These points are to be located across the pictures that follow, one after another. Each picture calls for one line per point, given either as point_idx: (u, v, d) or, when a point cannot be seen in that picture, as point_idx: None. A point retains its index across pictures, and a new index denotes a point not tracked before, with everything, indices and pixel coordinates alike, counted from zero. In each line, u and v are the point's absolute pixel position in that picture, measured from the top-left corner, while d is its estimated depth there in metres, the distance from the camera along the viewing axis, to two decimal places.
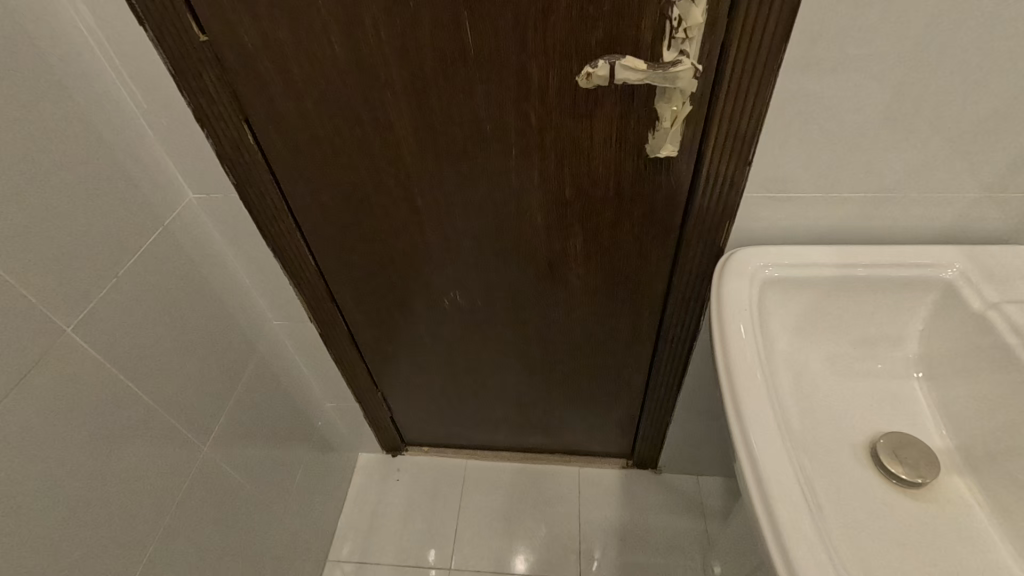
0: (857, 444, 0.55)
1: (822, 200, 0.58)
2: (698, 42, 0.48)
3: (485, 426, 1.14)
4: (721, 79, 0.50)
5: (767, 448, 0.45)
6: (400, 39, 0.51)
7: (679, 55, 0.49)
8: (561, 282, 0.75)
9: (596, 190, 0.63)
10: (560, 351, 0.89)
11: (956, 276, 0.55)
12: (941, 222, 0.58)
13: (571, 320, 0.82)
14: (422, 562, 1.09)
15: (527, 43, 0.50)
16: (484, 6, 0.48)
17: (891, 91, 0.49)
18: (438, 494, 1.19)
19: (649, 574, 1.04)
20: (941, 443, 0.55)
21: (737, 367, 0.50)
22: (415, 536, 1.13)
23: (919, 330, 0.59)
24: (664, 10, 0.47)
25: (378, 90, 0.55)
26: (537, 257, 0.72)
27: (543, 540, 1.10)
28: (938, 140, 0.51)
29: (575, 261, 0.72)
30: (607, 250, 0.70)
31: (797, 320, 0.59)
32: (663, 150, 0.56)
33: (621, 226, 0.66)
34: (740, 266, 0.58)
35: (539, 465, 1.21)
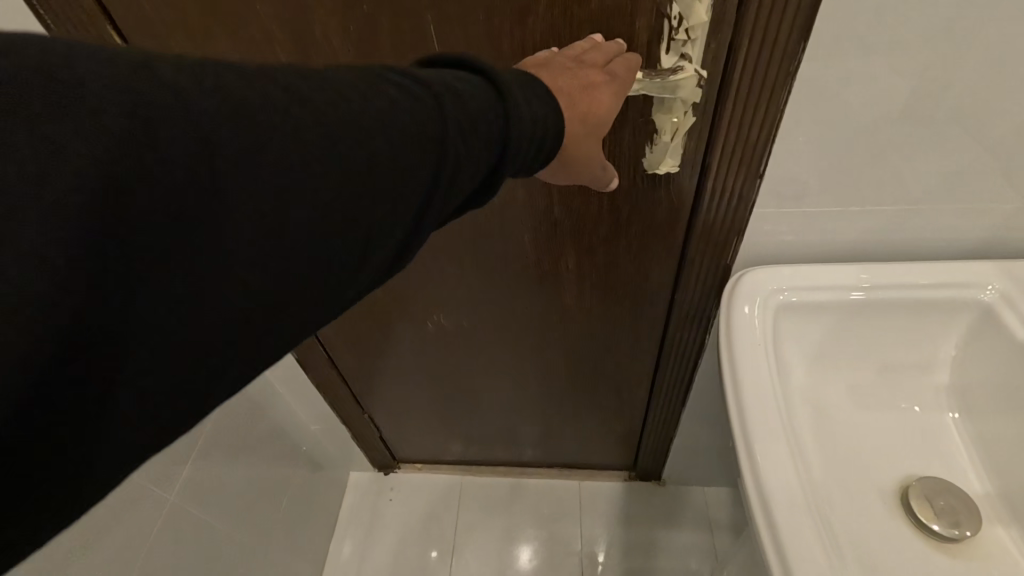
0: (889, 487, 0.55)
1: (844, 214, 0.59)
2: (701, 42, 0.47)
3: (488, 438, 1.22)
4: (727, 86, 0.50)
5: (777, 487, 0.50)
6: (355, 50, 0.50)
7: (680, 60, 0.48)
8: (558, 298, 0.79)
9: (590, 204, 0.64)
10: (571, 359, 0.93)
11: (996, 298, 0.55)
12: (975, 235, 0.59)
13: (574, 328, 0.85)
14: (426, 562, 1.22)
15: (502, 49, 0.49)
16: (448, 11, 0.47)
17: (916, 89, 0.48)
18: (433, 509, 1.30)
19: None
20: (979, 489, 0.54)
21: (747, 403, 0.55)
22: (415, 544, 1.24)
23: (950, 356, 0.58)
24: (661, 9, 0.46)
25: None
26: (567, 277, 0.75)
27: (543, 546, 1.21)
28: (975, 146, 0.52)
29: (609, 281, 0.75)
30: (606, 266, 0.72)
31: (814, 347, 0.60)
32: (662, 165, 0.57)
33: (618, 239, 0.68)
34: (759, 299, 0.60)
35: (536, 479, 1.31)
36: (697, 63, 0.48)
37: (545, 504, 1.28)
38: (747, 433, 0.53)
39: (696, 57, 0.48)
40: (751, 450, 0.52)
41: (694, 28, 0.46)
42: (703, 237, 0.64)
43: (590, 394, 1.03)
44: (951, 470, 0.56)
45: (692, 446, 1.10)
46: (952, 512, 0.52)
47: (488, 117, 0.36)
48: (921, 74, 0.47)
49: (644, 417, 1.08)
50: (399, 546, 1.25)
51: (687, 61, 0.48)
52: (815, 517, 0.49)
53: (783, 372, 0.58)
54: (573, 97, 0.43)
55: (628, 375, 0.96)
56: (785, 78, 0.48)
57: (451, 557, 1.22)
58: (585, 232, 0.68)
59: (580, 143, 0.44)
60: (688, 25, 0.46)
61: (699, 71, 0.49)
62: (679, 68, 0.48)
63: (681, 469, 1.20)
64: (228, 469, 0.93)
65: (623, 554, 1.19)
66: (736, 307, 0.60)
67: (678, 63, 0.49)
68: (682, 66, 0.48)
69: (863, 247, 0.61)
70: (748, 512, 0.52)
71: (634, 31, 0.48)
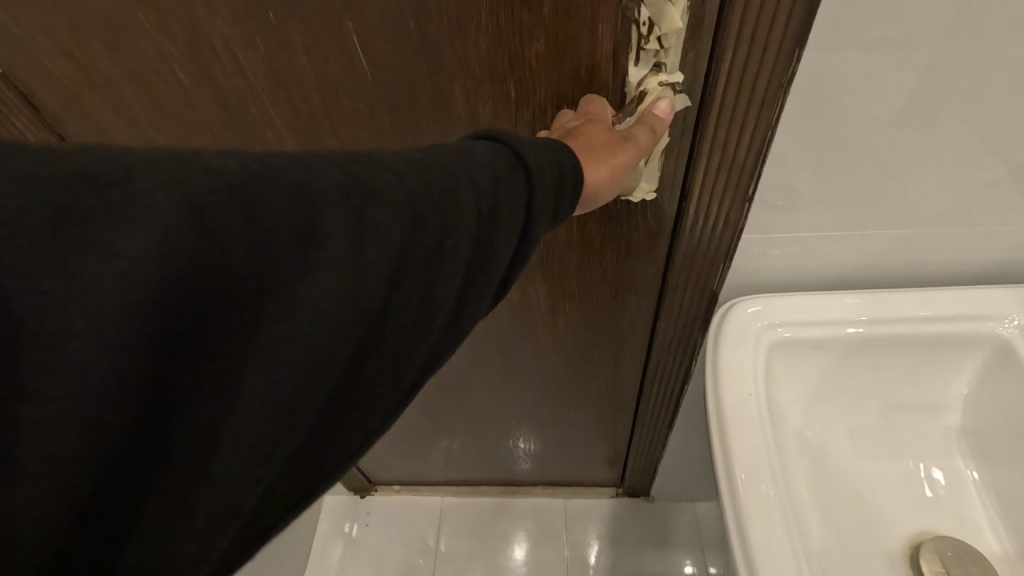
0: (895, 545, 0.49)
1: (844, 238, 0.52)
2: (677, 52, 0.41)
3: (467, 459, 1.16)
4: (709, 100, 0.43)
5: (769, 554, 0.44)
6: (270, 66, 0.45)
7: (653, 71, 0.43)
8: (529, 326, 0.73)
9: (560, 231, 0.57)
10: (550, 383, 0.87)
11: (1015, 332, 0.49)
12: (989, 259, 0.52)
13: (549, 354, 0.79)
14: (413, 565, 1.19)
15: (439, 57, 0.43)
16: (371, 18, 0.41)
17: (925, 99, 0.42)
18: (415, 524, 1.25)
19: None
20: (997, 549, 0.48)
21: (735, 453, 0.48)
22: (398, 557, 1.20)
23: (963, 395, 0.52)
24: (627, 12, 0.40)
25: (257, 130, 0.50)
26: (538, 305, 0.68)
27: (532, 558, 1.17)
28: (992, 161, 0.45)
29: (586, 307, 0.68)
30: (580, 294, 0.66)
31: (812, 389, 0.53)
32: (638, 191, 0.50)
33: (592, 266, 0.61)
34: (750, 336, 0.53)
35: (519, 497, 1.26)
36: (666, 80, 0.42)
37: (531, 525, 1.22)
38: (734, 487, 0.47)
39: (671, 70, 0.42)
40: (739, 506, 0.46)
41: (666, 38, 0.40)
42: (686, 264, 0.57)
43: (572, 417, 0.96)
44: (965, 526, 0.50)
45: (682, 465, 1.04)
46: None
47: (498, 159, 0.34)
48: (932, 85, 0.41)
49: (631, 437, 1.02)
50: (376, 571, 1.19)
51: (657, 76, 0.43)
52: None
53: (777, 416, 0.52)
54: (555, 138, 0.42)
55: (612, 398, 0.89)
56: (777, 91, 0.41)
57: (438, 561, 1.19)
58: (556, 257, 0.61)
59: (604, 139, 0.41)
60: (658, 34, 0.40)
61: (673, 88, 0.43)
62: (643, 91, 0.43)
63: (672, 487, 1.14)
64: None
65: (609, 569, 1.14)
66: (723, 343, 0.53)
67: (644, 80, 0.43)
68: (647, 87, 0.43)
69: (865, 274, 0.55)
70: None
71: (599, 37, 0.42)
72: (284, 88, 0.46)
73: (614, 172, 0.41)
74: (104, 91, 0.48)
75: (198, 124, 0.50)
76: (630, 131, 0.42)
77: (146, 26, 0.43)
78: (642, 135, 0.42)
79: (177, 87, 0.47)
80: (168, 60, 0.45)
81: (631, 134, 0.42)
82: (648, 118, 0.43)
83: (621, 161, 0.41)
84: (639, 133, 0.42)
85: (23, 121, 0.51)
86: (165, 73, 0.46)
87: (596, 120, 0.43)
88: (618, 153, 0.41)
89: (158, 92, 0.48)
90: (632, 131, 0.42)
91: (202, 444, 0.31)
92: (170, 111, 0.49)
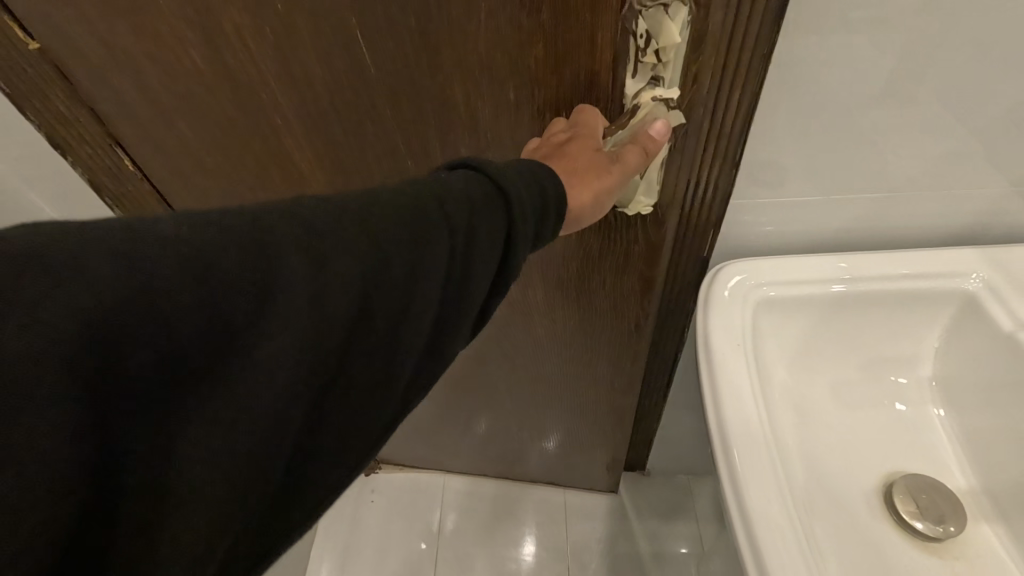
0: (872, 486, 0.53)
1: (825, 203, 0.56)
2: (673, 66, 0.43)
3: (466, 450, 1.18)
4: (699, 100, 0.46)
5: (756, 498, 0.48)
6: (278, 50, 0.47)
7: (649, 83, 0.45)
8: (529, 324, 0.77)
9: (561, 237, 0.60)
10: (551, 382, 0.89)
11: (980, 287, 0.53)
12: (959, 222, 0.57)
13: (549, 352, 0.82)
14: (413, 550, 1.21)
15: (440, 49, 0.45)
16: (371, 13, 0.44)
17: (898, 71, 0.45)
18: (417, 506, 1.28)
19: (638, 559, 1.16)
20: (966, 485, 0.53)
21: (725, 405, 0.52)
22: (402, 538, 1.23)
23: (934, 348, 0.56)
24: (625, 24, 0.42)
25: (268, 113, 0.53)
26: (538, 304, 0.72)
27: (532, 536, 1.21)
28: (960, 128, 0.49)
29: (583, 305, 0.70)
30: (578, 298, 0.70)
31: (797, 345, 0.57)
32: (635, 204, 0.53)
33: (590, 270, 0.64)
34: (738, 296, 0.57)
35: (521, 487, 1.29)
36: (662, 96, 0.45)
37: (531, 521, 1.23)
38: (728, 452, 0.50)
39: (667, 82, 0.44)
40: (733, 469, 0.49)
41: (663, 52, 0.42)
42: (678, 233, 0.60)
43: (573, 417, 0.99)
44: (938, 467, 0.54)
45: (677, 438, 1.08)
46: (936, 509, 0.51)
47: (478, 189, 0.36)
48: (905, 56, 0.45)
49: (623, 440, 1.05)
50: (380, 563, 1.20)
51: (654, 89, 0.45)
52: (797, 535, 0.46)
53: (764, 373, 0.55)
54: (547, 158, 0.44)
55: (611, 401, 0.91)
56: (758, 61, 0.45)
57: (439, 547, 1.21)
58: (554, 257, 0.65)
59: (593, 162, 0.44)
60: (655, 46, 0.42)
61: (666, 101, 0.45)
62: (639, 103, 0.45)
63: (668, 462, 1.18)
64: None
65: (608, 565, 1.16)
66: (713, 305, 0.57)
67: (641, 93, 0.45)
68: (643, 99, 0.45)
69: (844, 237, 0.59)
70: (733, 535, 0.49)
71: (597, 45, 0.43)
72: (292, 70, 0.49)
73: (596, 197, 0.44)
74: (128, 70, 0.51)
75: (214, 105, 0.53)
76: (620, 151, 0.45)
77: (166, 9, 0.46)
78: (632, 157, 0.45)
79: (193, 67, 0.50)
80: (185, 42, 0.48)
81: (621, 157, 0.45)
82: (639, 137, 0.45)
83: (607, 184, 0.44)
84: (628, 154, 0.45)
85: (60, 97, 0.54)
86: (186, 58, 0.49)
87: (589, 136, 0.45)
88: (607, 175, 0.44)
89: (180, 77, 0.51)
90: (623, 151, 0.45)
91: (174, 490, 0.31)
92: (187, 91, 0.52)
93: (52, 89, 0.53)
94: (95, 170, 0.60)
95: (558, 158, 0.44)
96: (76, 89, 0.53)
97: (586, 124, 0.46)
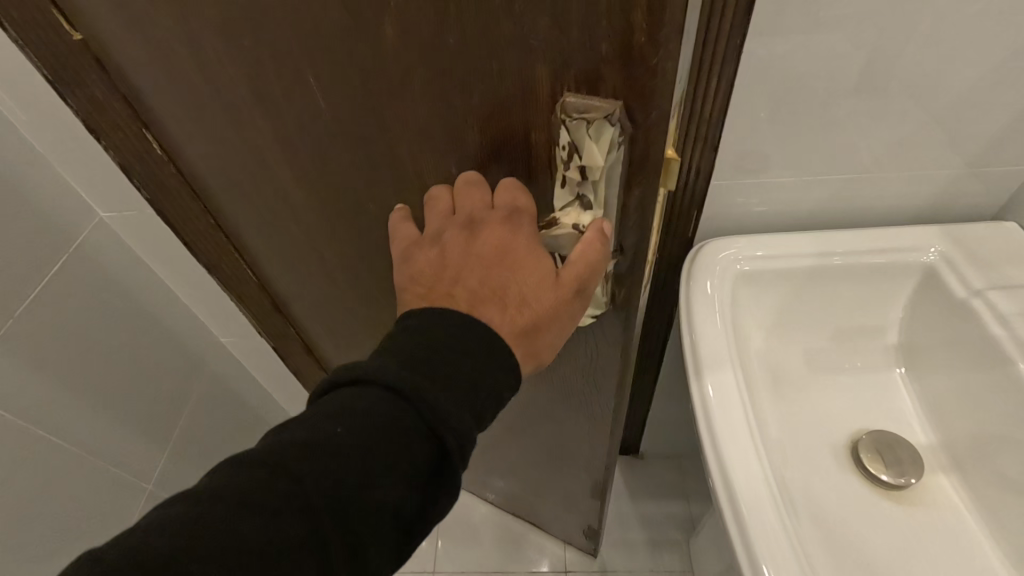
0: (840, 442, 0.58)
1: (798, 183, 0.61)
2: (601, 183, 0.39)
3: None
4: (633, 209, 0.42)
5: (735, 455, 0.52)
6: (252, 92, 0.43)
7: (577, 197, 0.41)
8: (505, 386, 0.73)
9: None
10: (535, 439, 0.86)
11: (937, 259, 0.58)
12: (922, 201, 0.62)
13: (529, 413, 0.79)
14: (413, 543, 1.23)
15: (386, 115, 0.40)
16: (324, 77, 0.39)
17: (862, 61, 0.50)
18: None
19: (633, 540, 1.18)
20: (924, 440, 0.59)
21: (705, 369, 0.57)
22: None
23: (899, 318, 0.62)
24: (551, 134, 0.38)
25: (261, 142, 0.49)
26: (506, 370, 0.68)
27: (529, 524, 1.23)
28: (919, 111, 0.54)
29: (551, 369, 0.65)
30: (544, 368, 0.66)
31: (773, 315, 0.62)
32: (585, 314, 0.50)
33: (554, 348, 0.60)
34: (718, 269, 0.61)
35: (518, 554, 1.20)
36: (578, 223, 0.41)
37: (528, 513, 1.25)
38: (707, 409, 0.55)
39: (593, 201, 0.40)
40: (711, 425, 0.54)
41: (590, 172, 0.38)
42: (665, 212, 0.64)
43: (558, 478, 0.94)
44: (901, 426, 0.60)
45: (669, 419, 1.12)
46: (899, 464, 0.56)
47: (381, 406, 0.34)
48: (871, 45, 0.49)
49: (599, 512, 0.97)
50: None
51: (581, 205, 0.41)
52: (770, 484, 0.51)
53: (742, 339, 0.60)
54: (493, 308, 0.39)
55: (593, 477, 0.85)
56: (732, 52, 0.49)
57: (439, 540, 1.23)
58: None
59: (547, 298, 0.40)
60: (581, 163, 0.38)
61: (578, 229, 0.42)
62: (565, 218, 0.41)
63: (660, 445, 1.22)
64: (199, 455, 0.95)
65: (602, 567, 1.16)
66: (696, 279, 0.61)
67: (567, 208, 0.41)
68: (569, 214, 0.41)
69: (817, 216, 0.64)
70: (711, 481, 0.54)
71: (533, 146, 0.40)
72: (270, 110, 0.45)
73: (554, 336, 0.41)
74: (145, 76, 0.48)
75: (218, 125, 0.49)
76: (579, 253, 0.40)
77: (157, 32, 0.42)
78: (595, 263, 0.40)
79: (194, 87, 0.46)
80: (182, 67, 0.44)
81: (580, 279, 0.40)
82: (599, 240, 0.40)
83: (557, 312, 0.41)
84: (589, 255, 0.40)
85: (98, 85, 0.52)
86: (187, 76, 0.45)
87: (537, 258, 0.40)
88: (568, 303, 0.41)
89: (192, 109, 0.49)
90: (581, 250, 0.40)
91: None
92: (194, 105, 0.48)
93: (91, 77, 0.51)
94: (123, 153, 0.60)
95: (508, 308, 0.39)
96: (111, 80, 0.51)
97: (524, 240, 0.41)
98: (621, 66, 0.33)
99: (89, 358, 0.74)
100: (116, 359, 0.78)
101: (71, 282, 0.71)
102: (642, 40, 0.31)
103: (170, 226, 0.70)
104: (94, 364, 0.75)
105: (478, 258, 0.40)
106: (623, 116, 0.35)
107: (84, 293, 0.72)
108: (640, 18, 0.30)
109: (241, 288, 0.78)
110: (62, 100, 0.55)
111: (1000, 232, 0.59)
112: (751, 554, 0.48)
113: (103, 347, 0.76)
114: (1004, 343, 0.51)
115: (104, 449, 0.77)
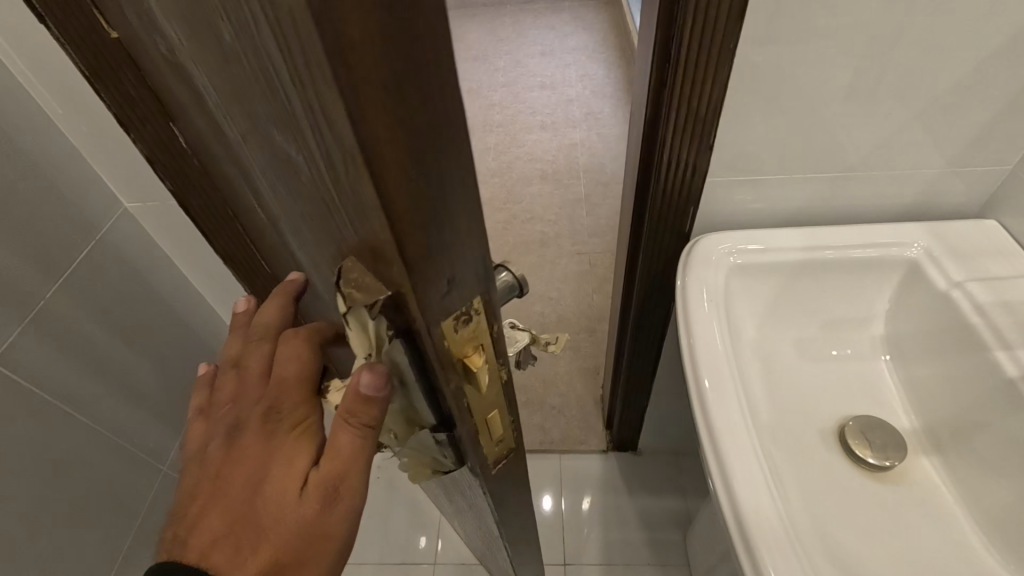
0: (829, 427, 0.61)
1: (789, 180, 0.64)
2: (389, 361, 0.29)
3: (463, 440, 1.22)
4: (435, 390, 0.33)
5: (731, 442, 0.53)
6: (206, 121, 0.41)
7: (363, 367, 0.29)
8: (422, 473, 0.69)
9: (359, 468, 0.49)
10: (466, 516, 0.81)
11: (921, 254, 0.62)
12: (906, 198, 0.65)
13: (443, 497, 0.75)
14: (412, 543, 1.23)
15: (265, 184, 0.34)
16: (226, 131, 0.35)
17: (852, 66, 0.54)
18: (416, 496, 1.30)
19: (631, 536, 1.19)
20: (908, 425, 0.62)
21: (701, 357, 0.59)
22: (403, 527, 1.26)
23: (885, 310, 0.65)
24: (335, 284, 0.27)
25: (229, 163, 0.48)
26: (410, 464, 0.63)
27: None
28: (905, 112, 0.57)
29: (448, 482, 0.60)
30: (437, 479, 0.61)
31: (764, 307, 0.65)
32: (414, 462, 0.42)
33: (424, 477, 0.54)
34: (712, 260, 0.64)
35: None
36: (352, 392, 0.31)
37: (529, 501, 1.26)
38: (700, 392, 0.57)
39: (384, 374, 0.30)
40: (706, 412, 0.55)
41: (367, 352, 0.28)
42: (662, 209, 0.67)
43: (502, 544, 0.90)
44: (887, 412, 0.62)
45: (666, 416, 1.14)
46: (884, 446, 0.58)
47: None
48: (856, 47, 0.52)
49: None
50: (382, 548, 1.24)
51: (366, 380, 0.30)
52: (764, 468, 0.52)
53: (734, 328, 0.63)
54: (229, 546, 0.31)
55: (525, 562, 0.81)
56: (726, 56, 0.52)
57: (439, 539, 1.23)
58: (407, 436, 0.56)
59: (293, 516, 0.32)
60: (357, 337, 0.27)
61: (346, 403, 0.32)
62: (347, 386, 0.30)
63: (658, 441, 1.25)
64: None
65: (602, 561, 1.17)
66: (693, 271, 0.64)
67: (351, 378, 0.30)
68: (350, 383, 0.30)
69: (807, 212, 0.67)
70: (704, 461, 0.55)
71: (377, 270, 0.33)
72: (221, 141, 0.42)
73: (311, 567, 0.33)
74: (160, 75, 0.50)
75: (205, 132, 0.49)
76: (331, 450, 0.32)
77: (151, 43, 0.43)
78: (348, 462, 0.32)
79: (181, 96, 0.46)
80: (172, 77, 0.44)
81: (335, 480, 0.32)
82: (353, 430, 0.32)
83: (316, 529, 0.33)
84: (342, 455, 0.32)
85: (129, 79, 0.55)
86: (173, 84, 0.45)
87: (291, 460, 0.33)
88: (324, 517, 0.33)
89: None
90: (333, 447, 0.32)
91: None
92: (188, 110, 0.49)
93: (124, 72, 0.54)
94: (149, 145, 0.62)
95: (247, 542, 0.32)
96: (139, 75, 0.54)
97: (282, 443, 0.33)
98: (369, 260, 0.24)
99: (112, 342, 0.78)
100: (132, 346, 0.81)
101: (94, 266, 0.74)
102: (366, 233, 0.23)
103: (192, 218, 0.73)
104: (112, 348, 0.78)
105: (236, 462, 0.33)
106: (396, 313, 0.26)
107: (111, 280, 0.76)
108: (356, 211, 0.22)
109: (256, 283, 0.80)
110: (96, 95, 0.58)
111: (979, 230, 0.63)
112: (747, 537, 0.48)
113: (124, 330, 0.80)
114: (982, 331, 0.55)
115: (120, 427, 0.80)
